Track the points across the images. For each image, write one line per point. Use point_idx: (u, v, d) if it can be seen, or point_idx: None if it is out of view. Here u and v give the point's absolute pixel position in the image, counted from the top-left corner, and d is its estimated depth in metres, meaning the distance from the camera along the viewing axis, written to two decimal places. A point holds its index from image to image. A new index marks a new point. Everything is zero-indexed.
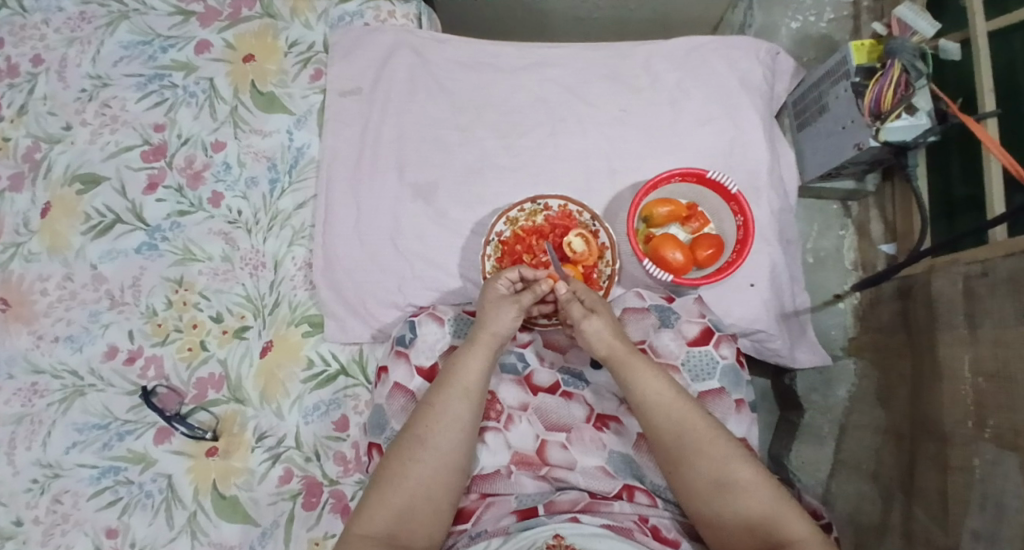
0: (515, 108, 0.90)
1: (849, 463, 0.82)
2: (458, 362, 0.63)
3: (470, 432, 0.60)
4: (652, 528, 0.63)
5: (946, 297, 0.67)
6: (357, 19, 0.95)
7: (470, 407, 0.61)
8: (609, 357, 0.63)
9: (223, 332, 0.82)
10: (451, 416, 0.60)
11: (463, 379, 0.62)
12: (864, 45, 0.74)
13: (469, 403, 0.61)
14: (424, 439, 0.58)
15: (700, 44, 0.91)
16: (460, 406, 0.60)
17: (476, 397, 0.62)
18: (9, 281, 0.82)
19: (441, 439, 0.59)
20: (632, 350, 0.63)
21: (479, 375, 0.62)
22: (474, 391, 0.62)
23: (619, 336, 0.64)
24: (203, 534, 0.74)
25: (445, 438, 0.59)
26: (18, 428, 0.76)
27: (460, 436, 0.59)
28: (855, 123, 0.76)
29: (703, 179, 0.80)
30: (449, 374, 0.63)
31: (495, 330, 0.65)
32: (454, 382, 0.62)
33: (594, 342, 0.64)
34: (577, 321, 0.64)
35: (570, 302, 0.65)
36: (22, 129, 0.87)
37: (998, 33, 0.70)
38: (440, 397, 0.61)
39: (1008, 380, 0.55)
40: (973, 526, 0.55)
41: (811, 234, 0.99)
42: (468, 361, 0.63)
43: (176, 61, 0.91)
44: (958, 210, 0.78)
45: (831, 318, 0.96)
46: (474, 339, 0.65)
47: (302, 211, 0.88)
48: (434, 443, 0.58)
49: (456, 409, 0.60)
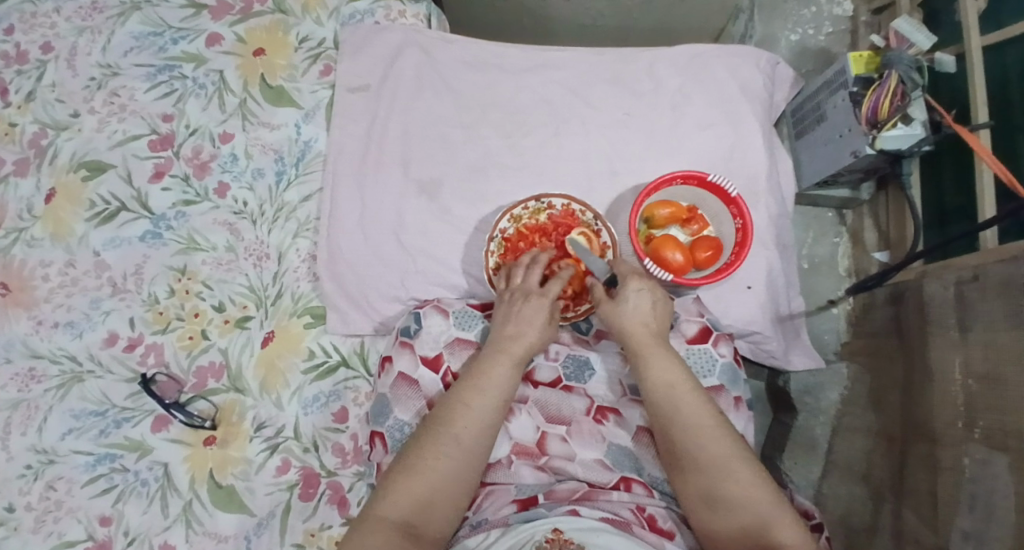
0: (520, 108, 0.92)
1: (841, 466, 0.83)
2: (492, 359, 0.65)
3: (494, 430, 0.61)
4: (648, 518, 0.64)
5: (937, 302, 0.69)
6: (367, 18, 0.96)
7: (501, 409, 0.62)
8: (631, 340, 0.65)
9: (224, 322, 0.82)
10: (484, 414, 0.61)
11: (488, 374, 0.63)
12: (863, 56, 0.76)
13: (500, 404, 0.62)
14: (456, 434, 0.59)
15: (704, 51, 0.93)
16: (489, 405, 0.61)
17: (503, 395, 0.63)
18: (10, 265, 0.82)
19: (470, 436, 0.59)
20: (655, 340, 0.64)
21: (506, 372, 0.64)
22: (508, 393, 0.63)
23: (649, 323, 0.65)
24: (198, 524, 0.73)
25: (474, 435, 0.60)
26: (13, 413, 0.76)
27: (488, 436, 0.60)
28: (852, 131, 0.78)
29: (704, 182, 0.82)
30: (483, 371, 0.64)
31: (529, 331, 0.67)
32: (481, 379, 0.63)
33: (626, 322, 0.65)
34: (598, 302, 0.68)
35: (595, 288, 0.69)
36: (29, 116, 0.88)
37: (992, 49, 0.72)
38: (475, 396, 0.62)
39: (998, 381, 0.57)
40: (962, 526, 0.57)
41: (806, 241, 1.02)
42: (495, 359, 0.65)
43: (186, 53, 0.92)
44: (949, 218, 0.80)
45: (825, 323, 0.98)
46: (508, 341, 0.66)
47: (306, 204, 0.89)
48: (465, 440, 0.59)
49: (487, 407, 0.61)
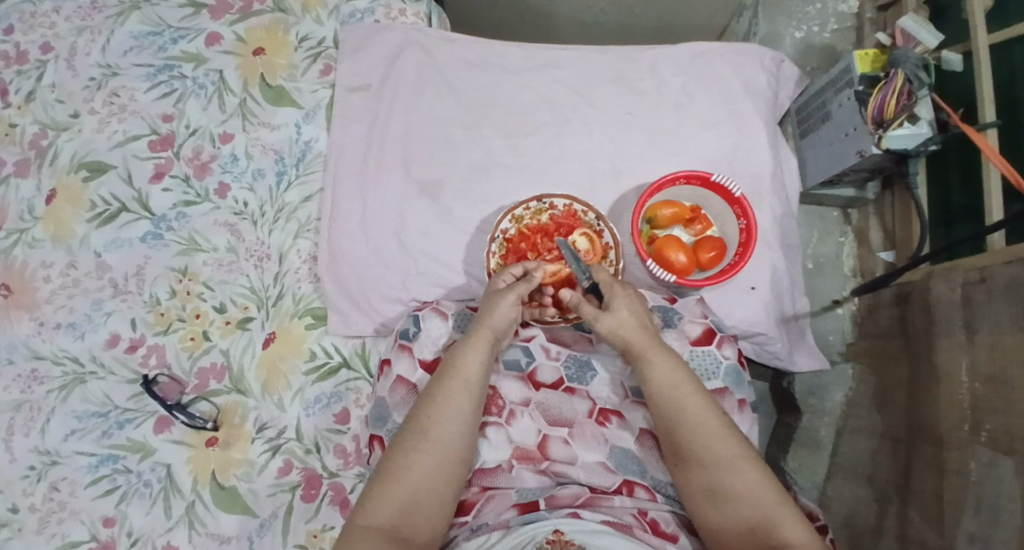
0: (521, 108, 0.91)
1: (846, 467, 0.83)
2: (459, 355, 0.64)
3: (471, 424, 0.61)
4: (650, 522, 0.64)
5: (944, 304, 0.68)
6: (367, 17, 0.95)
7: (473, 401, 0.62)
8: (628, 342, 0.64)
9: (226, 323, 0.82)
10: (456, 410, 0.60)
11: (460, 368, 0.63)
12: (868, 54, 0.76)
13: (470, 396, 0.62)
14: (428, 431, 0.59)
15: (707, 50, 0.92)
16: (461, 399, 0.61)
17: (477, 389, 0.63)
18: (12, 267, 0.82)
19: (444, 431, 0.59)
20: (648, 342, 0.64)
21: (479, 366, 0.64)
22: (476, 384, 0.63)
23: (641, 327, 0.65)
24: (201, 525, 0.73)
25: (447, 430, 0.59)
26: (16, 415, 0.76)
27: (462, 428, 0.60)
28: (858, 131, 0.77)
29: (707, 182, 0.81)
30: (451, 366, 0.63)
31: (496, 324, 0.67)
32: (455, 375, 0.62)
33: (611, 338, 0.65)
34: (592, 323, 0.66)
35: (579, 304, 0.67)
36: (29, 117, 0.88)
37: (1000, 46, 0.71)
38: (447, 394, 0.61)
39: (1005, 385, 0.56)
40: (968, 529, 0.56)
41: (811, 241, 1.01)
42: (468, 353, 0.64)
43: (185, 53, 0.91)
44: (956, 218, 0.79)
45: (829, 323, 0.97)
46: (474, 334, 0.66)
47: (307, 204, 0.88)
48: (437, 435, 0.59)
49: (457, 401, 0.61)
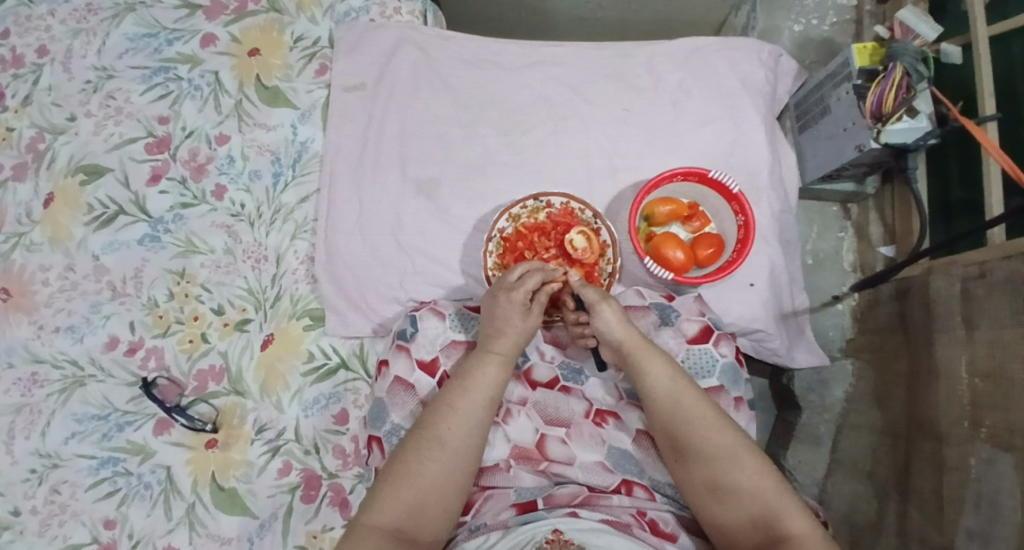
0: (517, 105, 0.91)
1: (846, 463, 0.83)
2: (476, 366, 0.64)
3: (486, 434, 0.61)
4: (649, 522, 0.63)
5: (943, 298, 0.68)
6: (362, 15, 0.95)
7: (489, 412, 0.62)
8: (626, 343, 0.65)
9: (224, 325, 0.82)
10: (472, 420, 0.60)
11: (480, 380, 0.63)
12: (866, 48, 0.75)
13: (487, 408, 0.62)
14: (443, 440, 0.58)
15: (704, 45, 0.91)
16: (480, 411, 0.61)
17: (494, 400, 0.63)
18: (10, 270, 0.82)
19: (461, 442, 0.59)
20: (647, 342, 0.64)
21: (498, 378, 0.63)
22: (494, 397, 0.63)
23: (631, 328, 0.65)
24: (201, 526, 0.74)
25: (464, 442, 0.59)
26: (17, 418, 0.76)
27: (478, 440, 0.60)
28: (855, 125, 0.77)
29: (704, 178, 0.81)
30: (469, 377, 0.63)
31: (514, 334, 0.66)
32: (474, 384, 0.62)
33: (607, 331, 0.65)
34: (594, 304, 0.66)
35: (584, 288, 0.67)
36: (26, 120, 0.88)
37: (998, 39, 0.71)
38: (461, 402, 0.61)
39: (1005, 380, 0.55)
40: (968, 526, 0.56)
41: (810, 236, 1.01)
42: (488, 364, 0.64)
43: (180, 54, 0.91)
44: (954, 212, 0.79)
45: (829, 319, 0.97)
46: (496, 347, 0.65)
47: (303, 205, 0.88)
48: (453, 446, 0.58)
49: (474, 411, 0.61)
